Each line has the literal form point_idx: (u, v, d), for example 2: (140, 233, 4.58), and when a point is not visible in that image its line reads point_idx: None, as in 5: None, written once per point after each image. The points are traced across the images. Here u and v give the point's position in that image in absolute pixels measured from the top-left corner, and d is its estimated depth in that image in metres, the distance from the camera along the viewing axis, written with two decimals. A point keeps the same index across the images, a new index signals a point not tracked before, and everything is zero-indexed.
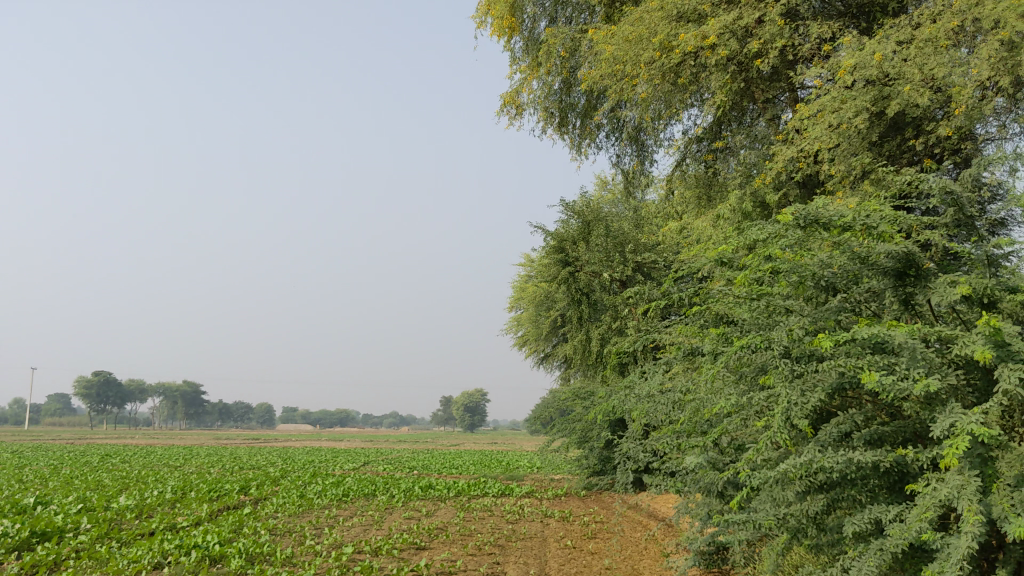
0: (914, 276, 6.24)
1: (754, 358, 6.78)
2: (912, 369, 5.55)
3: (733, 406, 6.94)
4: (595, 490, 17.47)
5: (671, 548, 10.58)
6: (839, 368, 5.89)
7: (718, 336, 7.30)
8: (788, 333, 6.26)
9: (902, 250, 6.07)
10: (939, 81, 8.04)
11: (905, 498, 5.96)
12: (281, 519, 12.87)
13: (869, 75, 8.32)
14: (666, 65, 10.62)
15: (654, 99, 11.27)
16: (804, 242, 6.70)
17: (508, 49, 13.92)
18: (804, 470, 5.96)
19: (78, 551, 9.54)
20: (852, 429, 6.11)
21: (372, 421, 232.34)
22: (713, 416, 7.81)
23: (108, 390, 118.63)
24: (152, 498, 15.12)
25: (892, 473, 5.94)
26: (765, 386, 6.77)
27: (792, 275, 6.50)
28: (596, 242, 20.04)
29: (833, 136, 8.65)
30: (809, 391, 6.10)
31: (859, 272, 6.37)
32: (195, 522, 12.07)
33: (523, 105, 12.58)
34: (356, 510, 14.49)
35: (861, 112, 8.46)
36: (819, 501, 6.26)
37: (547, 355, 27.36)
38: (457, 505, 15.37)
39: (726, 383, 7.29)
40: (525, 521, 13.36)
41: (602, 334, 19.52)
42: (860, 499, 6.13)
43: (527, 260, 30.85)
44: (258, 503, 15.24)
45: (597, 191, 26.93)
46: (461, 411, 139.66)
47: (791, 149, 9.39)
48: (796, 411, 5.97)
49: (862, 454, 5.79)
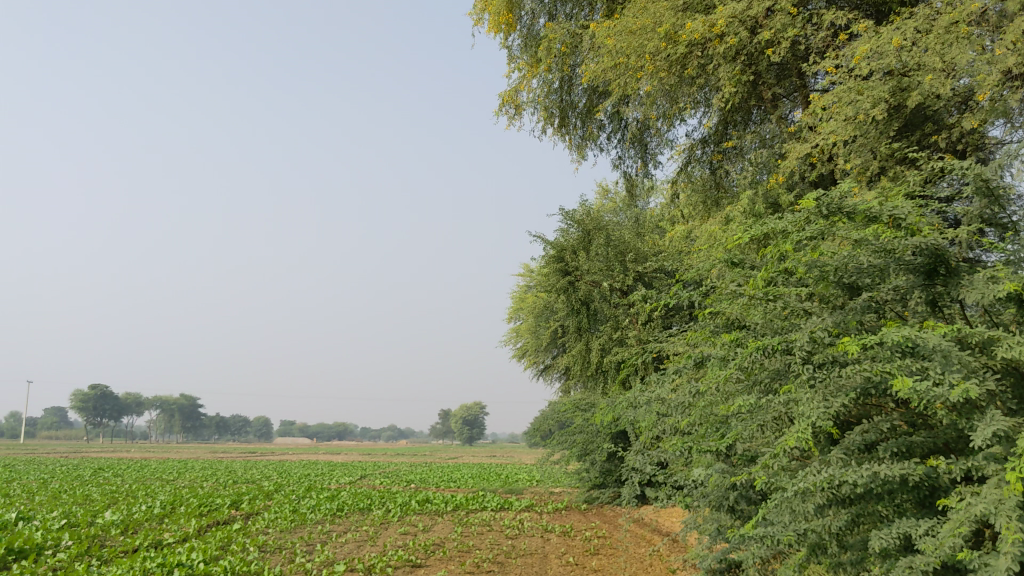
0: (944, 273, 5.80)
1: (769, 363, 6.38)
2: (946, 373, 5.11)
3: (747, 414, 6.52)
4: (596, 503, 17.01)
5: (679, 566, 10.11)
6: (864, 373, 5.47)
7: (730, 341, 6.86)
8: (807, 335, 5.85)
9: (931, 245, 5.66)
10: (961, 70, 7.66)
11: (936, 514, 5.53)
12: (272, 535, 12.41)
13: (888, 63, 8.01)
14: (672, 56, 10.26)
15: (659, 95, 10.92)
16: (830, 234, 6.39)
17: (505, 46, 13.55)
18: (825, 484, 5.53)
19: (56, 571, 9.09)
20: (878, 439, 5.69)
21: (371, 435, 231.51)
22: (726, 423, 7.36)
23: (105, 404, 117.94)
24: (140, 512, 14.68)
25: (921, 487, 5.50)
26: (782, 392, 6.35)
27: (814, 270, 6.11)
28: (597, 251, 19.65)
29: (849, 129, 8.30)
30: (831, 398, 5.68)
31: (886, 268, 5.92)
32: (181, 538, 11.63)
33: (522, 104, 12.20)
34: (350, 526, 14.03)
35: (879, 103, 8.12)
36: (842, 515, 5.83)
37: (547, 366, 26.84)
38: (455, 519, 14.91)
39: (739, 388, 6.85)
40: (524, 536, 12.92)
41: (602, 344, 19.02)
42: (887, 513, 5.70)
43: (525, 271, 30.42)
44: (249, 517, 14.79)
45: (597, 200, 26.49)
46: (461, 424, 138.90)
47: (804, 145, 9.06)
48: (819, 419, 5.54)
49: (889, 467, 5.37)
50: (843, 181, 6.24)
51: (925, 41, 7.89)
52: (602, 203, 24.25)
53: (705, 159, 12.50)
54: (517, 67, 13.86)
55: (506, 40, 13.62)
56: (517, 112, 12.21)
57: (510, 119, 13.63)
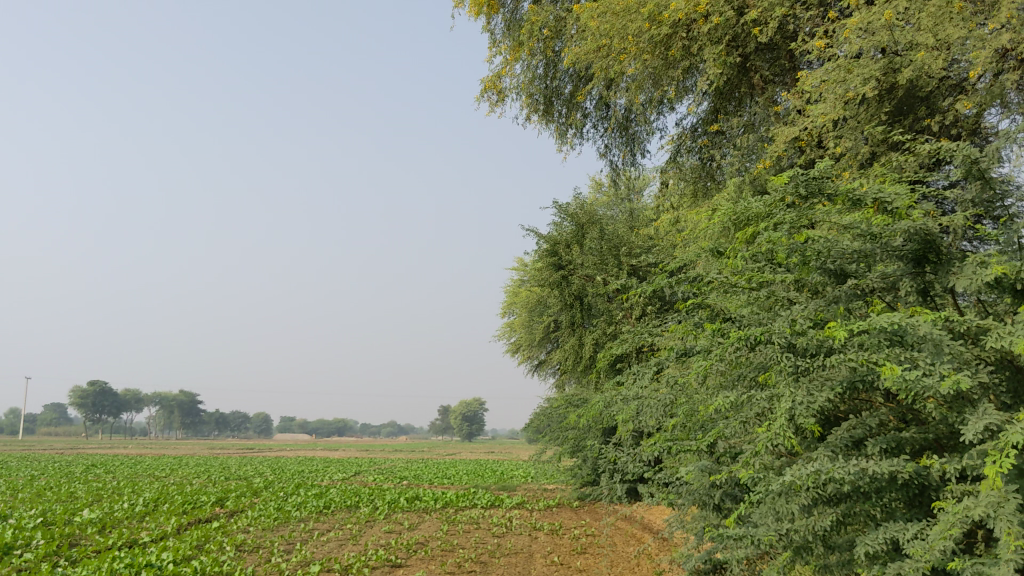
0: (935, 261, 5.50)
1: (753, 356, 6.06)
2: (937, 364, 4.81)
3: (728, 408, 6.20)
4: (588, 500, 16.75)
5: (667, 566, 9.82)
6: (850, 364, 5.17)
7: (712, 333, 6.53)
8: (790, 323, 5.52)
9: (923, 229, 5.35)
10: (955, 49, 7.36)
11: (926, 515, 5.22)
12: (251, 533, 12.15)
13: (878, 40, 7.70)
14: (657, 37, 9.96)
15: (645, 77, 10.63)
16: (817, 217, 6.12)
17: (488, 29, 13.21)
18: (809, 480, 5.22)
19: (20, 571, 8.80)
20: (865, 436, 5.39)
21: (372, 431, 231.49)
22: (708, 419, 7.04)
23: (105, 400, 117.75)
24: (120, 510, 14.40)
25: (911, 485, 5.18)
26: (766, 386, 6.04)
27: (797, 255, 5.79)
28: (589, 245, 19.34)
29: (838, 109, 7.98)
30: (815, 391, 5.37)
31: (874, 254, 5.62)
32: (157, 537, 11.34)
33: (504, 89, 11.88)
34: (334, 524, 13.74)
35: (869, 82, 7.83)
36: (828, 516, 5.51)
37: (542, 362, 26.53)
38: (442, 517, 14.62)
39: (721, 382, 6.54)
40: (512, 535, 12.63)
41: (595, 338, 18.68)
42: (875, 514, 5.36)
43: (521, 265, 30.10)
44: (232, 515, 14.50)
45: (592, 193, 26.17)
46: (461, 419, 138.85)
47: (793, 128, 8.76)
48: (803, 412, 5.23)
49: (876, 464, 5.06)
50: (829, 160, 5.96)
51: (918, 18, 7.57)
52: (596, 197, 23.96)
53: (695, 149, 12.15)
54: (500, 51, 13.52)
55: (488, 25, 13.28)
56: (500, 97, 11.90)
57: (494, 106, 13.31)
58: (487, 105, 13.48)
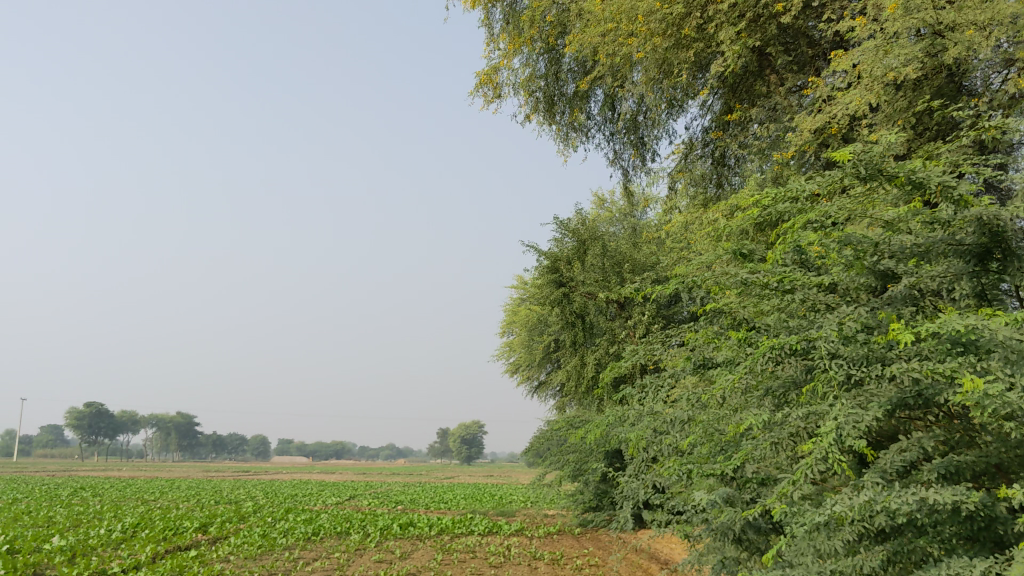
0: (999, 259, 4.80)
1: (784, 368, 5.39)
2: (1016, 375, 4.07)
3: (758, 428, 5.43)
4: (590, 527, 15.97)
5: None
6: (911, 375, 4.42)
7: (738, 342, 5.81)
8: (835, 329, 4.76)
9: (990, 220, 4.65)
10: (1004, 27, 6.78)
11: (992, 552, 4.44)
12: (231, 563, 11.33)
13: (922, 17, 7.09)
14: (669, 17, 9.51)
15: (655, 60, 10.13)
16: (860, 208, 5.36)
17: (486, 21, 12.66)
18: (858, 513, 4.43)
19: None
20: (920, 459, 4.64)
21: (371, 455, 229.84)
22: (732, 441, 6.23)
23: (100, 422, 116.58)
24: (95, 536, 13.57)
25: (976, 517, 4.41)
26: (802, 401, 5.31)
27: (842, 249, 5.15)
28: (592, 261, 18.59)
29: (875, 91, 7.49)
30: (864, 408, 4.61)
31: (929, 250, 4.92)
32: (129, 565, 10.55)
33: (501, 84, 11.24)
34: (321, 553, 12.93)
35: (909, 63, 7.24)
36: (877, 554, 4.71)
37: (541, 383, 25.78)
38: (437, 545, 13.82)
39: (749, 398, 5.83)
40: (511, 565, 11.80)
41: (597, 359, 17.93)
42: (932, 551, 4.58)
43: (518, 285, 29.44)
44: (214, 542, 13.68)
45: (592, 209, 25.61)
46: (460, 444, 137.91)
47: (820, 117, 8.16)
48: (850, 431, 4.44)
49: (937, 492, 4.29)
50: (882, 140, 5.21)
51: None
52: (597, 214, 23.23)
53: (706, 154, 11.83)
54: (498, 45, 12.94)
55: (487, 17, 12.72)
56: (496, 92, 11.25)
57: (490, 102, 12.66)
58: (483, 102, 12.82)
